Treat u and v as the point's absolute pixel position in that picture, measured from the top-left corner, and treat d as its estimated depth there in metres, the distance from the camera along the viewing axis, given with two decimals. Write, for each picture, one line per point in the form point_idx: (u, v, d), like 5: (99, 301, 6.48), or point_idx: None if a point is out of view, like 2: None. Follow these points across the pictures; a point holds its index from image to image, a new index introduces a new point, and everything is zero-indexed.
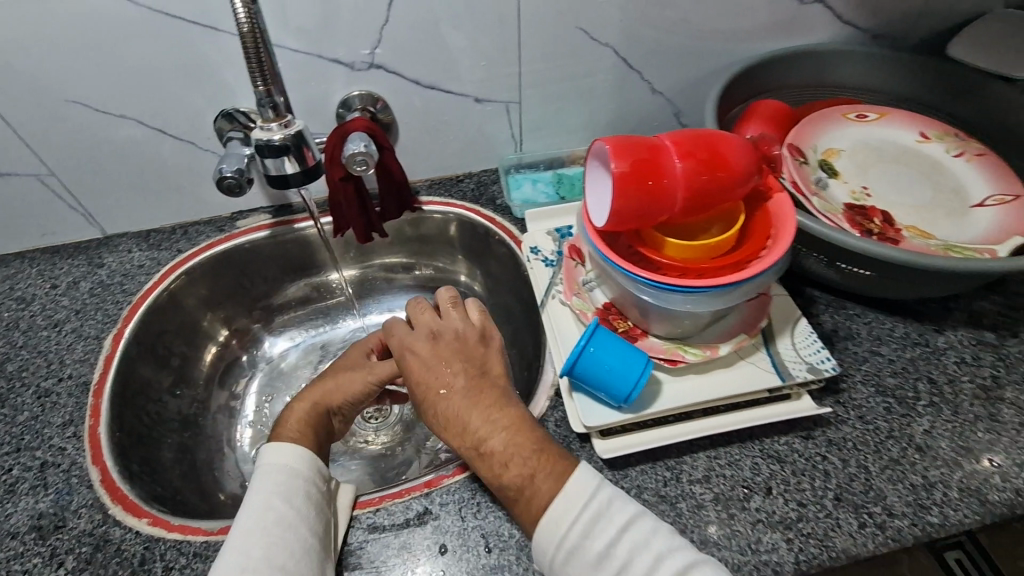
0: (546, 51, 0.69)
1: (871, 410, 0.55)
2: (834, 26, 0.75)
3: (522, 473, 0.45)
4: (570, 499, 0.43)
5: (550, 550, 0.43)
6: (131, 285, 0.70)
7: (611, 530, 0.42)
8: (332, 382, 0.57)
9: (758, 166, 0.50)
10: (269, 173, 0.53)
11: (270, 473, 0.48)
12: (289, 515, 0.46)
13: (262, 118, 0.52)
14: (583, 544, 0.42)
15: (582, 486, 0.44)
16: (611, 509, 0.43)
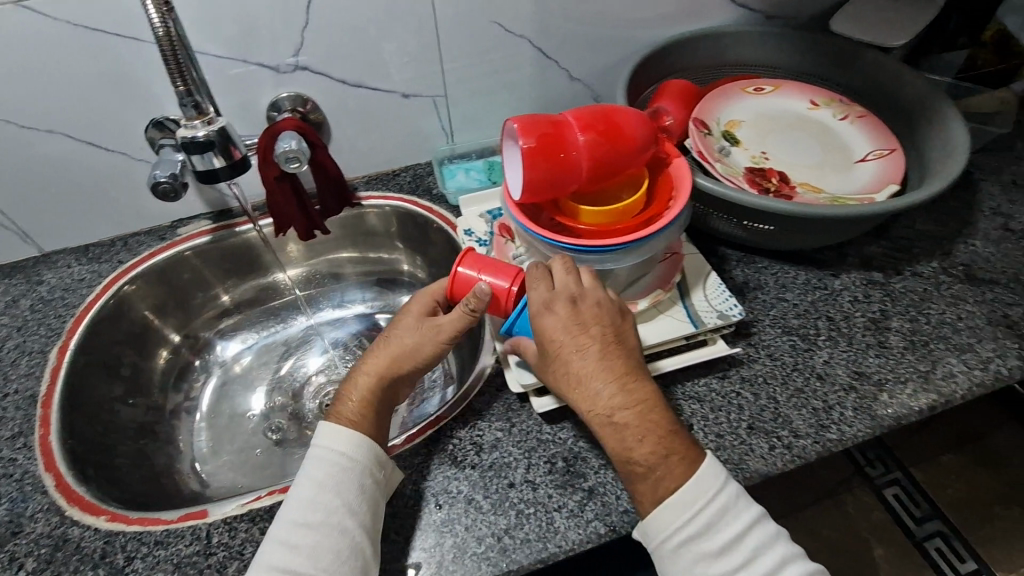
0: (465, 46, 0.74)
1: (778, 348, 0.62)
2: (729, 9, 0.82)
3: (659, 449, 0.46)
4: (700, 496, 0.45)
5: (665, 535, 0.45)
6: (73, 298, 0.71)
7: (735, 526, 0.44)
8: (398, 349, 0.56)
9: (655, 134, 0.56)
10: (196, 169, 0.55)
11: (322, 462, 0.50)
12: (342, 509, 0.47)
13: (185, 117, 0.54)
14: (698, 537, 0.44)
15: (714, 483, 0.45)
16: (730, 508, 0.45)
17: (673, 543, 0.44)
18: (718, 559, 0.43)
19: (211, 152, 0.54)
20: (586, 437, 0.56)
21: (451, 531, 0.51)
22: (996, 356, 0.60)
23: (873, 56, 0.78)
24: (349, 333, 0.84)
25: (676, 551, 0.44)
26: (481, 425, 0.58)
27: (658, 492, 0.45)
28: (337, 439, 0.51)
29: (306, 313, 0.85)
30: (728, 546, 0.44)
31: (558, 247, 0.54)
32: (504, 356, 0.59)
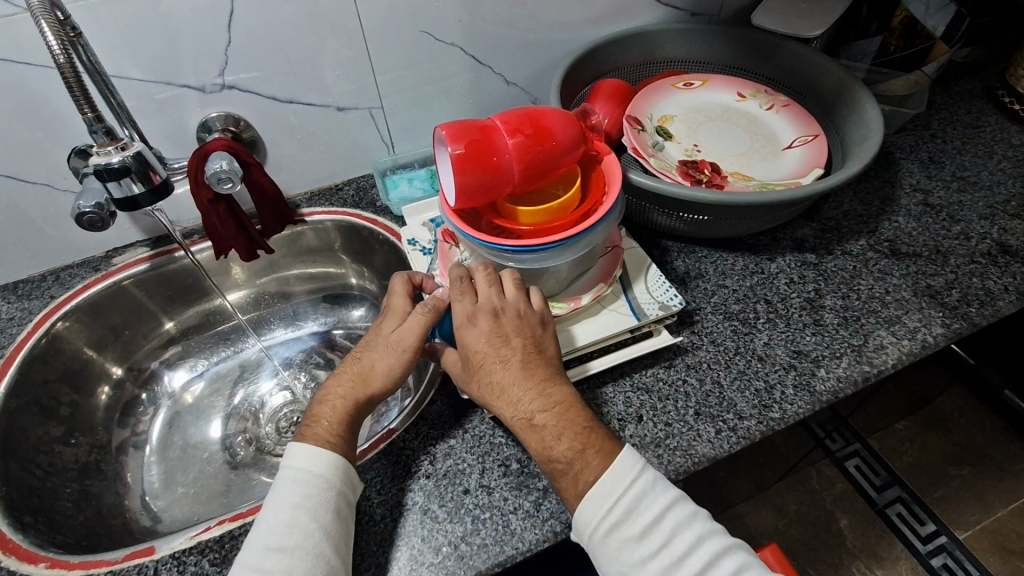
0: (396, 57, 0.73)
1: (720, 334, 0.63)
2: (655, 8, 0.85)
3: (575, 446, 0.48)
4: (616, 483, 0.46)
5: (592, 527, 0.46)
6: (2, 338, 0.68)
7: (655, 509, 0.46)
8: (371, 367, 0.55)
9: (583, 132, 0.57)
10: (114, 197, 0.53)
11: (298, 482, 0.48)
12: (315, 532, 0.46)
13: (97, 144, 0.51)
14: (620, 524, 0.45)
15: (630, 470, 0.47)
16: (648, 492, 0.47)
17: (599, 533, 0.45)
18: (641, 543, 0.45)
19: (127, 178, 0.52)
20: None
21: (407, 544, 0.51)
22: (922, 326, 0.63)
23: (791, 47, 0.81)
24: (301, 350, 0.83)
25: (603, 541, 0.45)
26: (434, 434, 0.58)
27: (578, 486, 0.47)
28: (314, 462, 0.49)
29: (255, 336, 0.83)
30: (649, 529, 0.45)
31: (499, 250, 0.54)
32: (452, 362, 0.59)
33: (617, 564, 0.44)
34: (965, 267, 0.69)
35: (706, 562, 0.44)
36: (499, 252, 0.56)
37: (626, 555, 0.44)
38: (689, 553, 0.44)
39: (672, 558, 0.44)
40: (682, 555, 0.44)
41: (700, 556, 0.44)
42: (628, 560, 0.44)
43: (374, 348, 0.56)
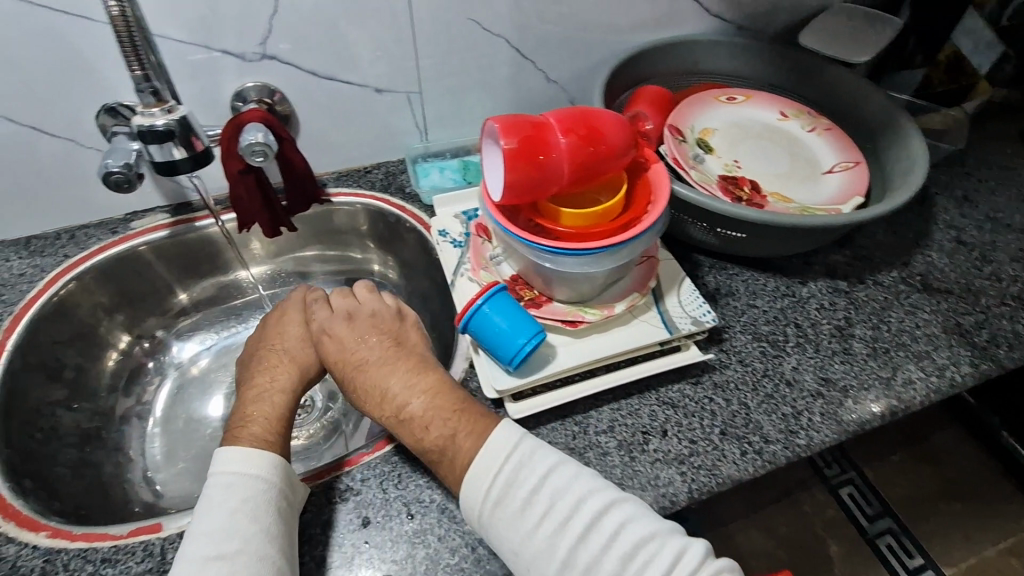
0: (441, 42, 0.72)
1: (749, 354, 0.63)
2: (703, 18, 0.83)
3: (444, 427, 0.49)
4: (486, 454, 0.47)
5: (476, 507, 0.46)
6: (11, 295, 0.66)
7: (533, 477, 0.46)
8: (280, 367, 0.58)
9: (635, 139, 0.55)
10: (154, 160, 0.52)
11: (235, 485, 0.47)
12: (256, 534, 0.45)
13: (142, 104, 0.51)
14: (503, 500, 0.45)
15: (504, 442, 0.47)
16: (528, 462, 0.47)
17: (485, 513, 0.46)
18: (526, 513, 0.45)
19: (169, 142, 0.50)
20: (561, 444, 0.55)
21: (423, 542, 0.50)
22: (950, 363, 0.63)
23: (837, 71, 0.80)
24: None
25: (491, 520, 0.45)
26: None
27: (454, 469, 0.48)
28: (256, 460, 0.49)
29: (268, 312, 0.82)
30: (531, 498, 0.45)
31: (537, 250, 0.53)
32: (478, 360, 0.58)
33: (506, 539, 0.45)
34: (995, 308, 0.68)
35: (593, 525, 0.44)
36: (537, 253, 0.55)
37: (513, 529, 0.45)
38: (574, 518, 0.44)
39: (557, 524, 0.44)
40: (569, 520, 0.44)
41: (588, 520, 0.44)
42: (515, 534, 0.45)
43: (263, 352, 0.60)
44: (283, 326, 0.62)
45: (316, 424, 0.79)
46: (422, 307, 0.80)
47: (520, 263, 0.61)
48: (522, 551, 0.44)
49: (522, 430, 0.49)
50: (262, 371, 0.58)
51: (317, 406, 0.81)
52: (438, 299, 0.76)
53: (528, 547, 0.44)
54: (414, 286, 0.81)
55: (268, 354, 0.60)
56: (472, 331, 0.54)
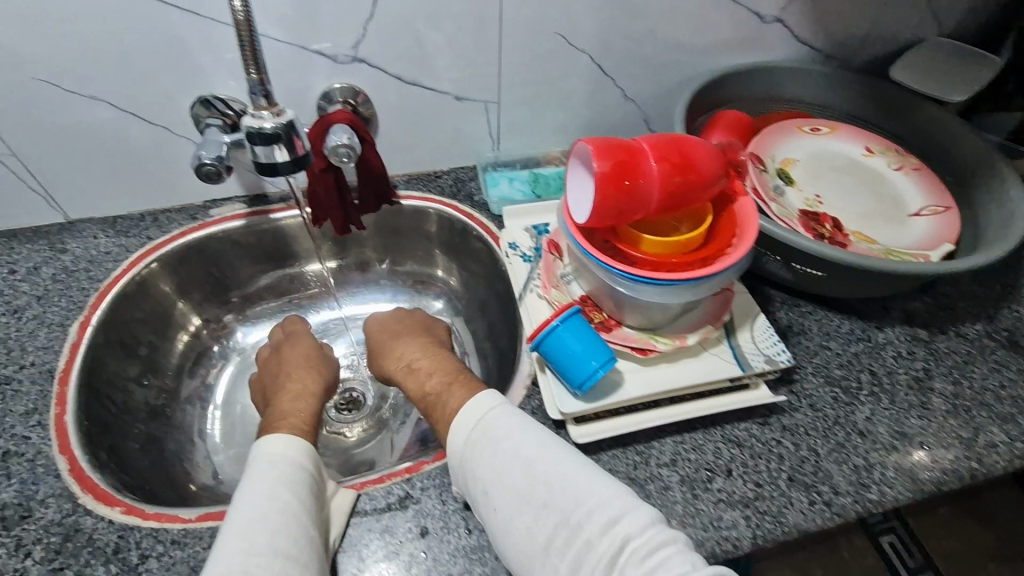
0: (525, 55, 0.72)
1: (820, 398, 0.60)
2: (791, 44, 0.81)
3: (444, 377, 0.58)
4: (473, 400, 0.52)
5: (455, 450, 0.50)
6: (97, 271, 0.68)
7: (505, 426, 0.50)
8: (318, 348, 0.71)
9: (726, 170, 0.54)
10: (255, 162, 0.49)
11: (275, 461, 0.50)
12: (294, 504, 0.46)
13: (252, 106, 0.47)
14: (478, 444, 0.49)
15: (485, 398, 0.52)
16: (504, 417, 0.51)
17: (462, 455, 0.50)
18: (496, 456, 0.48)
19: (276, 145, 0.47)
20: (623, 473, 0.54)
21: (481, 559, 0.49)
22: None
23: (929, 109, 0.77)
24: None
25: (466, 462, 0.49)
26: None
27: (446, 407, 0.54)
28: (297, 440, 0.53)
29: (335, 304, 0.85)
30: (501, 444, 0.48)
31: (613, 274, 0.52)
32: (545, 379, 0.57)
33: (477, 477, 0.48)
34: None
35: (554, 472, 0.46)
36: (611, 276, 0.54)
37: (482, 469, 0.48)
38: (537, 464, 0.47)
39: (522, 469, 0.47)
40: (533, 468, 0.47)
41: (552, 469, 0.47)
42: (484, 474, 0.48)
43: (280, 364, 0.69)
44: (294, 347, 0.70)
45: (364, 421, 0.78)
46: (479, 315, 0.81)
47: (591, 284, 0.60)
48: (490, 492, 0.47)
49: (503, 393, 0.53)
50: (286, 380, 0.66)
51: (365, 401, 0.79)
52: (497, 309, 0.77)
53: (495, 488, 0.47)
54: (473, 294, 0.82)
55: (295, 354, 0.69)
56: (543, 351, 0.54)
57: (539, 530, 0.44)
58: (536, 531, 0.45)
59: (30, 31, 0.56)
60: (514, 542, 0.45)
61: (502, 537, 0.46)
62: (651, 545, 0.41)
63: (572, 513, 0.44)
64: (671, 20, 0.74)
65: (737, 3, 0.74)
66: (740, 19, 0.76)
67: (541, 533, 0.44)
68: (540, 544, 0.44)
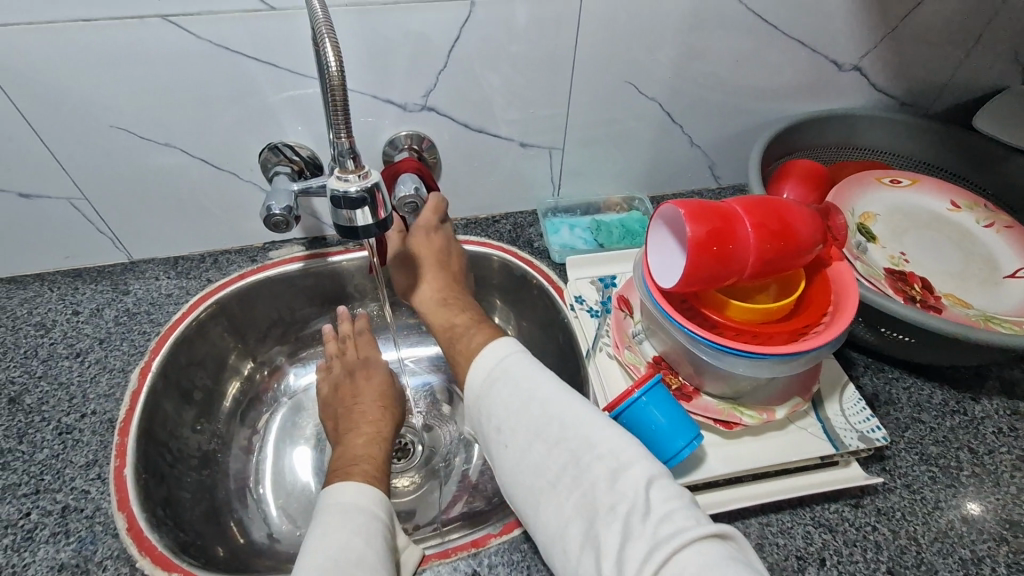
0: (593, 102, 0.71)
1: (917, 479, 0.56)
2: (866, 92, 0.78)
3: (468, 320, 0.60)
4: (493, 344, 0.53)
5: (474, 391, 0.51)
6: (158, 315, 0.68)
7: (519, 374, 0.50)
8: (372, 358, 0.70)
9: (821, 237, 0.51)
10: (337, 224, 0.48)
11: (348, 506, 0.48)
12: (369, 556, 0.44)
13: (339, 168, 0.47)
14: (498, 387, 0.50)
15: (505, 345, 0.53)
16: (527, 365, 0.51)
17: (482, 394, 0.50)
18: (514, 400, 0.49)
19: (361, 208, 0.47)
20: None
21: None
22: None
23: (1019, 162, 0.73)
24: (423, 386, 0.81)
25: (485, 402, 0.50)
26: None
27: (469, 345, 0.56)
28: (369, 490, 0.50)
29: (393, 346, 0.83)
30: (521, 388, 0.49)
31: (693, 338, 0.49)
32: None
33: (494, 418, 0.49)
34: None
35: (569, 417, 0.46)
36: (687, 340, 0.51)
37: (500, 409, 0.49)
38: (553, 409, 0.47)
39: (539, 412, 0.47)
40: (550, 412, 0.47)
41: (568, 415, 0.47)
42: (502, 415, 0.49)
43: (352, 400, 0.66)
44: (369, 379, 0.67)
45: (414, 471, 0.73)
46: None
47: (668, 347, 0.56)
48: (504, 430, 0.48)
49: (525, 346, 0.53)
50: (356, 422, 0.63)
51: (414, 451, 0.75)
52: (556, 361, 0.74)
53: (508, 432, 0.48)
54: (529, 342, 0.79)
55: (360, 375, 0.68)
56: (623, 422, 0.51)
57: (549, 469, 0.45)
58: (546, 470, 0.45)
59: (114, 83, 0.56)
60: (527, 480, 0.46)
61: (512, 473, 0.47)
62: (659, 497, 0.41)
63: (583, 456, 0.44)
64: (744, 69, 0.72)
65: (814, 52, 0.72)
66: (816, 68, 0.73)
67: (551, 472, 0.45)
68: (548, 482, 0.45)
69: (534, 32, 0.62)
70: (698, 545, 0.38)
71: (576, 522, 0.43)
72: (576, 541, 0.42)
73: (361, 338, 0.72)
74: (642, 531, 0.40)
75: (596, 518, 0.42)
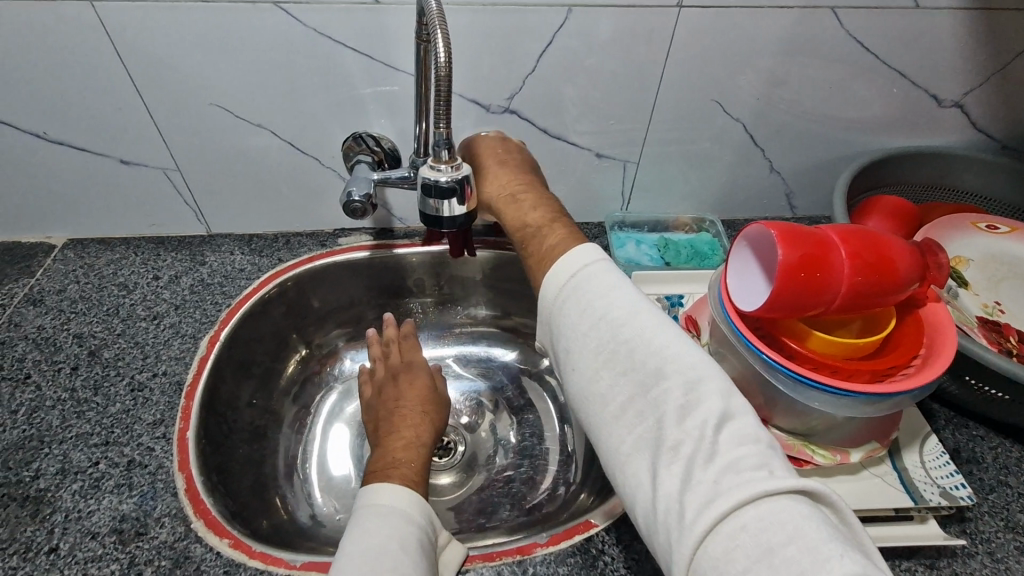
0: (676, 118, 0.70)
1: (1001, 547, 0.51)
2: (965, 131, 0.74)
3: (546, 215, 0.52)
4: (575, 250, 0.46)
5: (547, 304, 0.45)
6: (231, 287, 0.70)
7: (596, 287, 0.43)
8: (418, 358, 0.71)
9: (919, 276, 0.48)
10: (424, 212, 0.49)
11: (393, 509, 0.47)
12: (406, 561, 0.42)
13: (433, 157, 0.47)
14: (568, 302, 0.43)
15: (586, 251, 0.45)
16: (607, 277, 0.43)
17: (554, 310, 0.44)
18: (585, 317, 0.42)
19: (450, 199, 0.48)
20: None
21: None
22: None
23: None
24: (471, 390, 0.80)
25: (556, 316, 0.44)
26: (634, 545, 0.51)
27: (542, 247, 0.49)
28: (406, 491, 0.50)
29: (447, 344, 0.83)
30: (591, 306, 0.42)
31: (769, 366, 0.47)
32: None
33: (563, 336, 0.43)
34: None
35: (640, 341, 0.39)
36: (761, 366, 0.49)
37: (567, 329, 0.43)
38: (626, 331, 0.40)
39: (609, 332, 0.41)
40: (619, 333, 0.40)
41: (641, 336, 0.40)
42: (571, 333, 0.43)
43: (396, 402, 0.66)
44: (411, 384, 0.68)
45: (455, 470, 0.73)
46: None
47: (737, 373, 0.54)
48: (572, 352, 0.42)
49: (603, 254, 0.45)
50: (397, 425, 0.63)
51: (457, 450, 0.74)
52: None
53: (579, 351, 0.42)
54: None
55: (405, 378, 0.68)
56: None
57: (614, 396, 0.39)
58: (611, 399, 0.40)
59: (220, 62, 0.59)
60: (590, 403, 0.41)
61: (578, 398, 0.42)
62: (728, 441, 0.35)
63: (650, 385, 0.38)
64: (835, 98, 0.69)
65: (913, 86, 0.69)
66: (913, 101, 0.70)
67: (616, 401, 0.39)
68: (612, 410, 0.39)
69: (625, 45, 0.62)
70: (767, 501, 0.31)
71: (641, 454, 0.37)
72: (636, 478, 0.37)
73: (406, 342, 0.73)
74: (703, 478, 0.34)
75: (659, 453, 0.36)
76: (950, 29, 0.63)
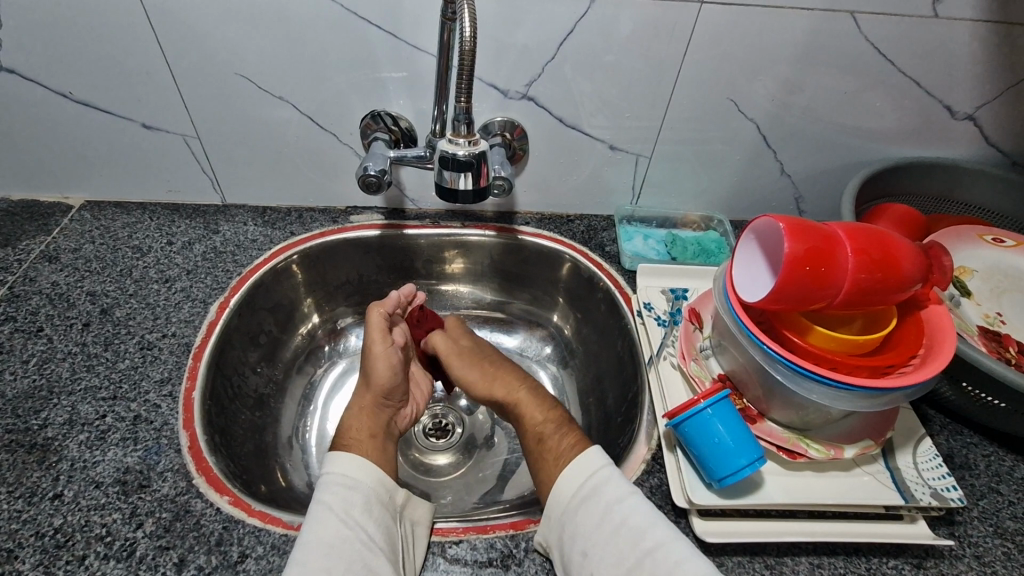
0: (690, 115, 0.71)
1: (989, 552, 0.51)
2: (977, 144, 0.75)
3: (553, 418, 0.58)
4: (583, 456, 0.52)
5: (562, 503, 0.49)
6: (242, 257, 0.71)
7: (611, 493, 0.48)
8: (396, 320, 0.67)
9: (922, 276, 0.49)
10: (441, 184, 0.52)
11: (334, 487, 0.49)
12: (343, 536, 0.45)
13: (453, 132, 0.51)
14: (583, 507, 0.48)
15: (596, 457, 0.51)
16: (618, 484, 0.49)
17: (568, 513, 0.48)
18: (606, 521, 0.47)
19: (465, 172, 0.51)
20: None
21: None
22: None
23: None
24: None
25: (569, 520, 0.48)
26: None
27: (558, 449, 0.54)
28: (344, 457, 0.51)
29: None
30: (610, 509, 0.47)
31: (772, 357, 0.48)
32: (678, 446, 0.54)
33: (581, 535, 0.46)
34: None
35: (657, 546, 0.44)
36: (763, 357, 0.49)
37: (588, 530, 0.47)
38: (645, 536, 0.45)
39: (631, 538, 0.46)
40: (639, 539, 0.45)
41: (660, 544, 0.45)
42: (589, 537, 0.46)
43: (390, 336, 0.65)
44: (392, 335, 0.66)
45: (452, 451, 0.74)
46: (587, 368, 0.78)
47: (737, 366, 0.55)
48: (590, 556, 0.45)
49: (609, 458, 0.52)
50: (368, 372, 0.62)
51: (454, 432, 0.76)
52: (610, 365, 0.73)
53: (597, 556, 0.45)
54: (586, 345, 0.79)
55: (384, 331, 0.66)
56: (681, 432, 0.50)
57: None
58: None
59: (246, 33, 0.60)
60: None
61: None
62: None
63: None
64: (849, 105, 0.70)
65: (928, 95, 0.69)
66: (927, 111, 0.71)
67: None
68: None
69: (645, 40, 0.63)
70: None
71: None
72: None
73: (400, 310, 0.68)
74: None
75: None
76: (968, 40, 0.64)
